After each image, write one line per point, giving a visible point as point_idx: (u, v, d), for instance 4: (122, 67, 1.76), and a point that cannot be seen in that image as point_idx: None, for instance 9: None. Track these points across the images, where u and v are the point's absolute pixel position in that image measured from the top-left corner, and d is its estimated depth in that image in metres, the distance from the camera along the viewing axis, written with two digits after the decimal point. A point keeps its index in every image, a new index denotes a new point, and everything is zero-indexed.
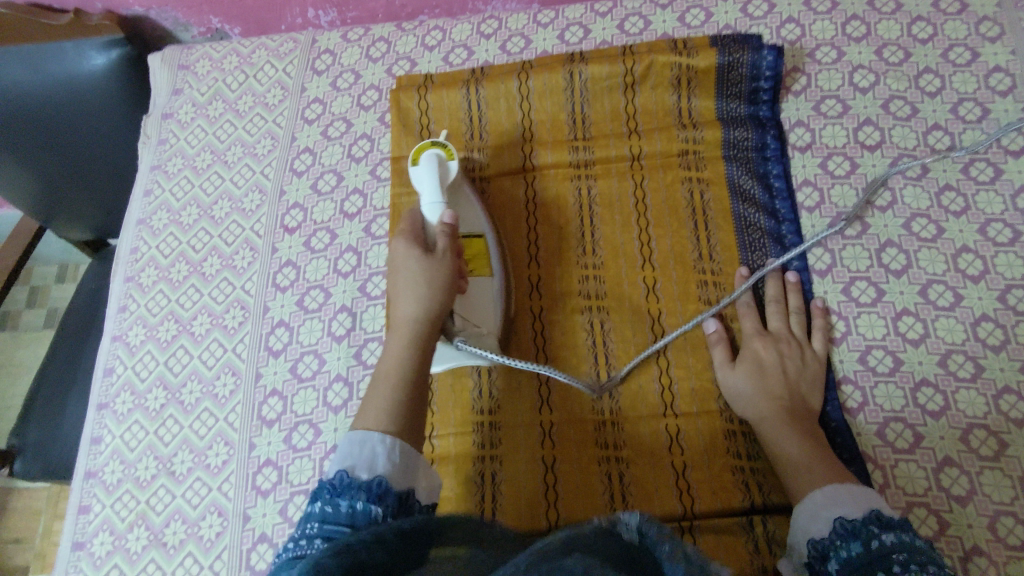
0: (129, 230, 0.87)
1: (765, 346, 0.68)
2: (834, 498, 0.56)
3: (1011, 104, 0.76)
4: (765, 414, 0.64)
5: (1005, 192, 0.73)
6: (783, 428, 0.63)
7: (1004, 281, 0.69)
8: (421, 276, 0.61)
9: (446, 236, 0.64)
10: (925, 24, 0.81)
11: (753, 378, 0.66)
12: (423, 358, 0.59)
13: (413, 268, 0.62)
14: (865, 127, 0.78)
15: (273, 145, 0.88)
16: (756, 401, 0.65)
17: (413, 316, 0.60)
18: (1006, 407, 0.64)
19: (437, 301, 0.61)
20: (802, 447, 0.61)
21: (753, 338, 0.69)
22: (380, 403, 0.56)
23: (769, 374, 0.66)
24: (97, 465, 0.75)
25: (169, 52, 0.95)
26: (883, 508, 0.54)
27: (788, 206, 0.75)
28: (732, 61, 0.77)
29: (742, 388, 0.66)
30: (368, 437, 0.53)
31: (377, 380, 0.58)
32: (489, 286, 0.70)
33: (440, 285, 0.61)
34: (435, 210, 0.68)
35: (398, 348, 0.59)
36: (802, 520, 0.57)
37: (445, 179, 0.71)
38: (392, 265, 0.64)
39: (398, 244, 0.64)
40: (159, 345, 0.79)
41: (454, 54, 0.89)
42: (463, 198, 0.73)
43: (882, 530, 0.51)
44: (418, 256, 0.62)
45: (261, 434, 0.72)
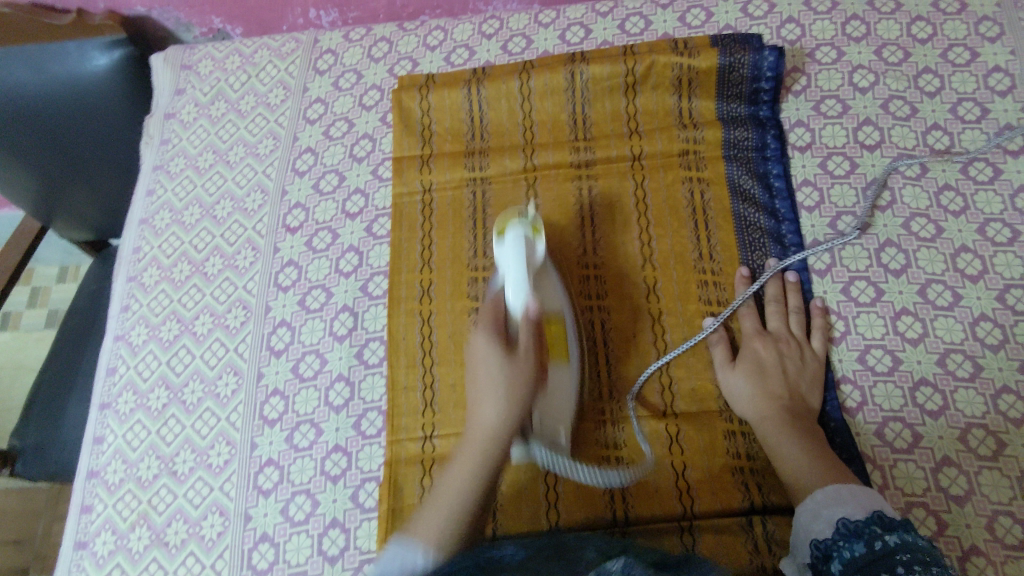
0: (131, 230, 0.88)
1: (764, 346, 0.68)
2: (837, 498, 0.56)
3: (1010, 104, 0.76)
4: (764, 415, 0.64)
5: (1003, 192, 0.73)
6: (783, 427, 0.63)
7: (1002, 280, 0.69)
8: (500, 382, 0.57)
9: (529, 333, 0.59)
10: (924, 24, 0.82)
11: (752, 378, 0.66)
12: (492, 476, 0.55)
13: (494, 372, 0.58)
14: (865, 127, 0.78)
15: (274, 146, 0.88)
16: (756, 401, 0.65)
17: (492, 428, 0.56)
18: (1004, 407, 0.65)
19: (516, 413, 0.57)
20: (802, 445, 0.62)
21: (752, 339, 0.69)
22: (434, 528, 0.52)
23: (768, 373, 0.67)
24: (99, 465, 0.75)
25: (171, 52, 0.96)
26: (886, 510, 0.54)
27: (788, 206, 0.75)
28: (733, 62, 0.78)
29: (741, 387, 0.67)
30: (409, 552, 0.51)
31: (440, 495, 0.55)
32: (565, 377, 0.65)
33: (520, 393, 0.57)
34: (519, 296, 0.61)
35: (467, 465, 0.55)
36: (805, 521, 0.57)
37: (532, 261, 0.65)
38: (471, 359, 0.60)
39: (477, 338, 0.60)
40: (161, 345, 0.79)
41: (455, 54, 0.89)
42: (547, 275, 0.68)
43: (885, 531, 0.50)
44: (499, 357, 0.58)
45: (263, 434, 0.73)
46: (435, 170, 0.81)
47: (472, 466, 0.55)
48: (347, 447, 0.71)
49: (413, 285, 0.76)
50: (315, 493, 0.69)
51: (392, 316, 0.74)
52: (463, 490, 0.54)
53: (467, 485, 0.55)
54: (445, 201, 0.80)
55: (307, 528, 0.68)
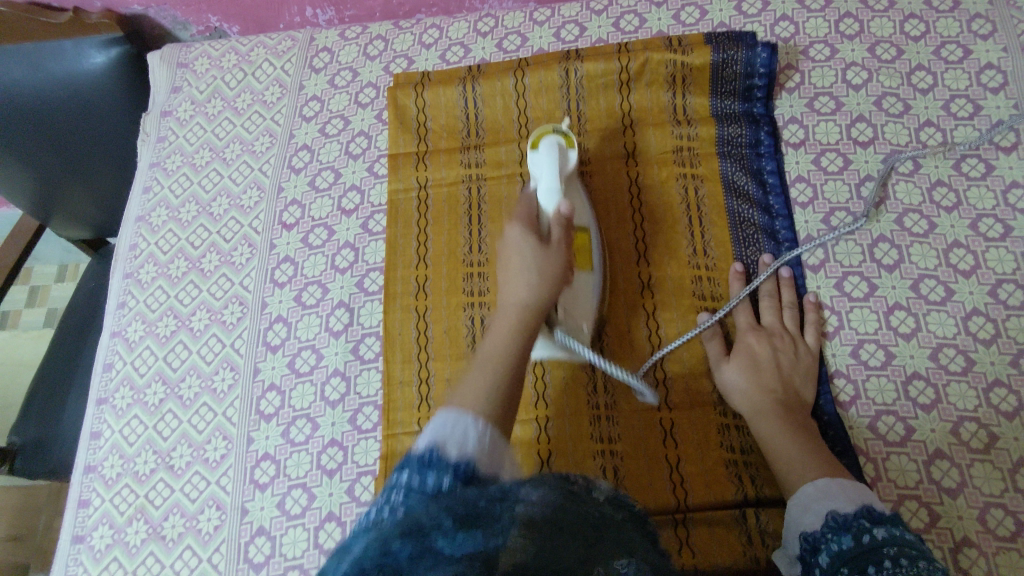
0: (128, 227, 0.88)
1: (757, 341, 0.69)
2: (826, 491, 0.56)
3: (1002, 101, 0.77)
4: (757, 408, 0.65)
5: (995, 188, 0.73)
6: (778, 421, 0.63)
7: (994, 275, 0.70)
8: (534, 263, 0.58)
9: (561, 227, 0.62)
10: (917, 22, 0.82)
11: (747, 371, 0.67)
12: (529, 344, 0.55)
13: (526, 253, 0.59)
14: (858, 124, 0.78)
15: (270, 143, 0.88)
16: (750, 394, 0.66)
17: (527, 301, 0.56)
18: (996, 401, 0.65)
19: (549, 289, 0.57)
20: (796, 438, 0.62)
21: (745, 334, 0.70)
22: (478, 390, 0.50)
23: (762, 367, 0.67)
24: (96, 460, 0.75)
25: (168, 51, 0.96)
26: (874, 504, 0.54)
27: (782, 202, 0.76)
28: (726, 58, 0.78)
29: (735, 380, 0.67)
30: (462, 418, 0.46)
31: (481, 358, 0.53)
32: (588, 282, 0.68)
33: (552, 273, 0.58)
34: (551, 197, 0.66)
35: (504, 330, 0.55)
36: (798, 517, 0.57)
37: (563, 167, 0.70)
38: (504, 251, 0.60)
39: (510, 230, 0.61)
40: (158, 340, 0.80)
41: (450, 52, 0.90)
42: (575, 188, 0.72)
43: (873, 525, 0.52)
44: (533, 244, 0.59)
45: (259, 428, 0.73)
46: (431, 167, 0.81)
47: (509, 329, 0.55)
48: (343, 441, 0.71)
49: (409, 280, 0.76)
50: (311, 487, 0.70)
51: (388, 311, 0.75)
52: (504, 350, 0.53)
53: (503, 353, 0.53)
54: (441, 198, 0.80)
55: (303, 521, 0.68)
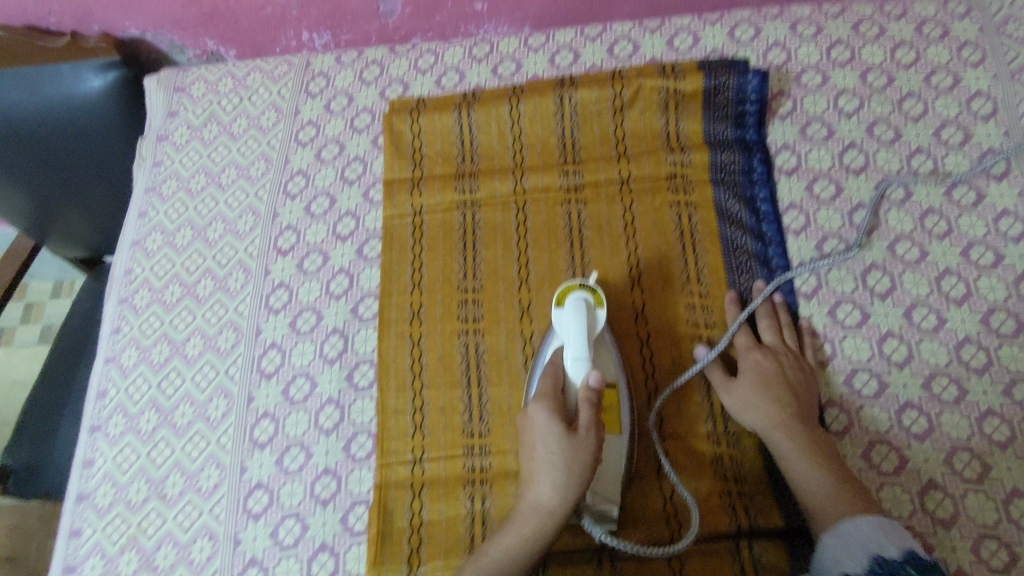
0: (123, 251, 0.88)
1: (764, 358, 0.68)
2: (859, 530, 0.55)
3: (992, 128, 0.77)
4: (775, 428, 0.64)
5: (986, 216, 0.74)
6: (799, 441, 0.62)
7: (986, 303, 0.70)
8: (558, 463, 0.59)
9: (589, 410, 0.61)
10: (907, 49, 0.83)
11: (758, 390, 0.66)
12: (541, 551, 0.59)
13: (551, 449, 0.60)
14: (850, 151, 0.79)
15: (266, 168, 0.89)
16: (763, 414, 0.65)
17: (547, 504, 0.59)
18: (989, 430, 0.65)
19: (572, 492, 0.59)
20: (820, 460, 0.61)
21: (751, 352, 0.69)
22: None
23: (774, 385, 0.66)
24: (89, 488, 0.75)
25: (166, 75, 0.97)
26: (918, 550, 0.52)
27: (774, 229, 0.76)
28: (718, 85, 0.79)
29: (748, 400, 0.66)
30: None
31: (492, 554, 0.59)
32: (618, 449, 0.64)
33: (577, 472, 0.59)
34: (580, 366, 0.63)
35: (518, 533, 0.59)
36: (837, 551, 0.55)
37: (592, 331, 0.66)
38: (530, 433, 0.62)
39: (536, 412, 0.62)
40: (152, 367, 0.80)
41: (446, 77, 0.90)
42: (604, 343, 0.68)
43: (922, 575, 0.49)
44: (558, 436, 0.60)
45: (252, 456, 0.73)
46: (426, 193, 0.81)
47: (523, 538, 0.59)
48: (337, 470, 0.71)
49: (404, 307, 0.76)
50: (305, 517, 0.69)
51: (383, 338, 0.75)
52: (512, 560, 0.59)
53: (511, 558, 0.58)
54: (435, 224, 0.80)
55: (296, 552, 0.68)
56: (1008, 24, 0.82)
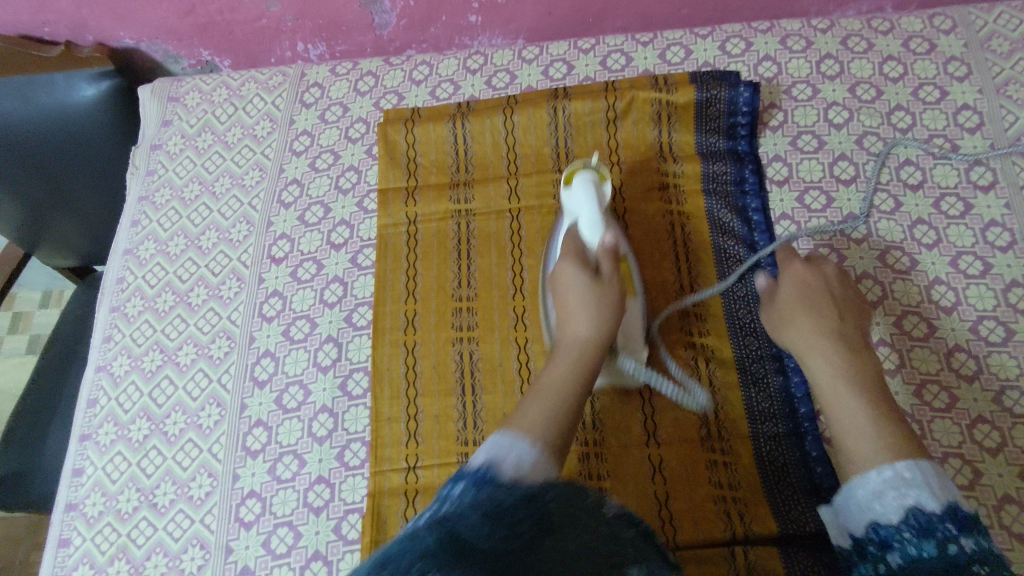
0: (116, 259, 0.88)
1: (808, 276, 0.66)
2: (898, 474, 0.50)
3: (979, 141, 0.79)
4: (812, 346, 0.61)
5: (974, 226, 0.75)
6: (835, 360, 0.59)
7: (975, 312, 0.71)
8: (590, 300, 0.61)
9: (609, 261, 0.64)
10: (895, 63, 0.85)
11: (802, 307, 0.63)
12: (590, 376, 0.59)
13: (583, 292, 0.62)
14: (840, 162, 0.80)
15: (261, 177, 0.89)
16: (808, 333, 0.61)
17: (588, 336, 0.60)
18: (979, 437, 0.66)
19: (609, 324, 0.61)
20: (858, 379, 0.57)
21: (794, 269, 0.67)
22: (538, 414, 0.53)
23: (817, 303, 0.63)
24: (77, 498, 0.74)
25: (159, 84, 0.97)
26: (961, 501, 0.49)
27: (766, 238, 0.77)
28: (710, 97, 0.81)
29: (791, 318, 0.64)
30: (517, 443, 0.48)
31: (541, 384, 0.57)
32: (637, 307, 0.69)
33: (611, 307, 0.62)
34: (596, 231, 0.65)
35: (565, 362, 0.59)
36: (863, 496, 0.52)
37: (602, 203, 0.67)
38: (559, 286, 0.64)
39: (563, 266, 0.64)
40: (143, 376, 0.79)
41: (441, 88, 0.91)
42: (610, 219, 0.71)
43: (959, 531, 0.46)
44: (587, 281, 0.62)
45: (245, 465, 0.72)
46: (420, 203, 0.82)
47: (570, 365, 0.58)
48: (330, 478, 0.71)
49: (398, 315, 0.76)
50: (298, 525, 0.69)
51: (377, 347, 0.75)
52: (565, 383, 0.57)
53: (566, 382, 0.57)
54: (430, 233, 0.80)
55: (289, 561, 0.67)
56: (992, 40, 0.84)
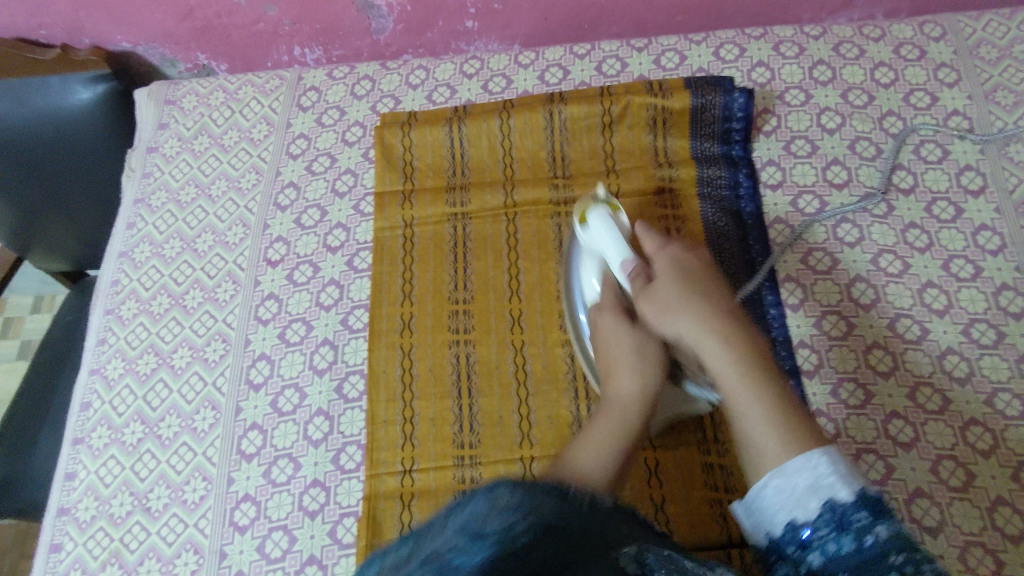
0: (110, 262, 0.87)
1: (685, 257, 0.63)
2: (815, 464, 0.48)
3: (969, 146, 0.80)
4: (701, 334, 0.57)
5: (965, 230, 0.76)
6: (729, 348, 0.55)
7: (967, 315, 0.72)
8: (633, 353, 0.62)
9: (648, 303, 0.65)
10: (886, 69, 0.86)
11: (683, 290, 0.60)
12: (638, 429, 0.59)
13: (626, 343, 0.63)
14: (833, 167, 0.81)
15: (257, 180, 0.89)
16: (699, 325, 0.57)
17: (635, 393, 0.61)
18: (972, 439, 0.66)
19: (652, 379, 0.61)
20: (754, 363, 0.54)
21: (669, 248, 0.63)
22: (591, 469, 0.55)
23: (697, 285, 0.60)
24: (70, 502, 0.73)
25: (156, 87, 0.97)
26: (868, 483, 0.47)
27: (761, 242, 0.77)
28: (705, 103, 0.81)
29: (672, 301, 0.59)
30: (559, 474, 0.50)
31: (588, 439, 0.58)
32: None
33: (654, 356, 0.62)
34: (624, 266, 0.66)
35: (615, 417, 0.60)
36: (781, 498, 0.48)
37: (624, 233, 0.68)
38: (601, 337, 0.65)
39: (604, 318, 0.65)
40: (137, 379, 0.79)
41: (437, 92, 0.91)
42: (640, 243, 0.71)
43: (873, 518, 0.44)
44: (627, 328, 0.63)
45: (240, 468, 0.72)
46: (417, 205, 0.82)
47: (619, 419, 0.59)
48: (326, 482, 0.70)
49: (394, 318, 0.76)
50: (292, 529, 0.68)
51: (373, 349, 0.75)
52: (614, 439, 0.58)
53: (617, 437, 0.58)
54: (426, 236, 0.81)
55: (283, 565, 0.67)
56: (981, 47, 0.85)
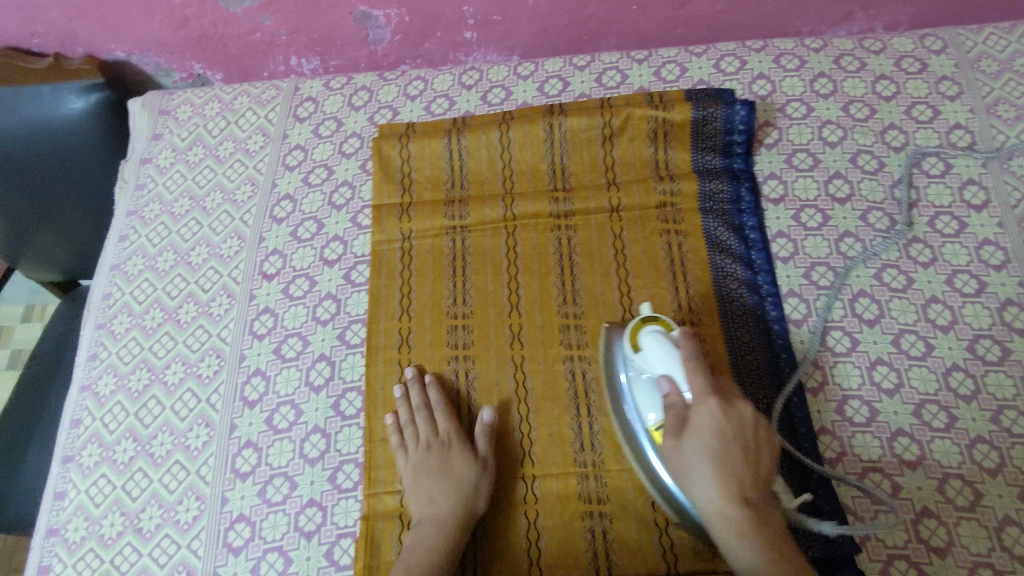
0: (103, 275, 0.86)
1: (726, 415, 0.57)
2: None
3: (971, 159, 0.79)
4: (726, 519, 0.54)
5: (969, 245, 0.75)
6: (750, 534, 0.53)
7: (972, 331, 0.71)
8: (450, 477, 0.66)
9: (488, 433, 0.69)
10: (887, 82, 0.85)
11: (713, 464, 0.56)
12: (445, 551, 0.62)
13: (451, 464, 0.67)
14: (835, 180, 0.80)
15: (252, 192, 0.87)
16: (722, 503, 0.55)
17: (443, 514, 0.64)
18: (979, 457, 0.65)
19: (461, 506, 0.65)
20: (770, 550, 0.53)
21: (707, 402, 0.58)
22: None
23: (730, 455, 0.56)
24: (59, 522, 0.72)
25: (150, 97, 0.96)
26: None
27: (764, 257, 0.76)
28: (706, 116, 0.80)
29: (701, 476, 0.56)
30: None
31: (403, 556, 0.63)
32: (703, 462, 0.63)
33: (470, 485, 0.66)
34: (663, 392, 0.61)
35: (425, 537, 0.63)
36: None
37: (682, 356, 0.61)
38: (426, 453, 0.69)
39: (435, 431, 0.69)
40: (130, 395, 0.77)
41: (435, 104, 0.90)
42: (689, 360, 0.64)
43: None
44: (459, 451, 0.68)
45: (234, 488, 0.70)
46: (415, 218, 0.81)
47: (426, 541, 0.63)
48: (322, 501, 0.69)
49: (392, 333, 0.75)
50: (288, 551, 0.67)
51: (371, 365, 0.74)
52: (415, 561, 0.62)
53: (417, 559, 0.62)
54: (424, 249, 0.79)
55: None
56: (982, 60, 0.85)
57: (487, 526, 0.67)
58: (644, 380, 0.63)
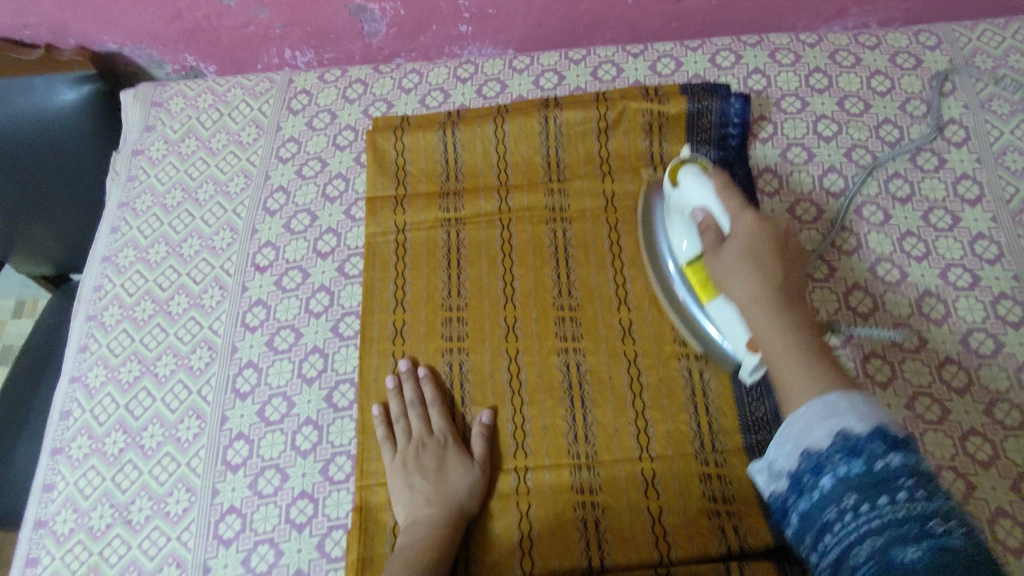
0: (93, 267, 0.85)
1: (761, 222, 0.59)
2: (832, 409, 0.46)
3: (965, 154, 0.80)
4: (756, 304, 0.55)
5: (962, 239, 0.75)
6: (780, 317, 0.54)
7: (965, 324, 0.71)
8: (439, 478, 0.66)
9: (484, 438, 0.68)
10: (882, 78, 0.85)
11: (750, 264, 0.56)
12: (434, 550, 0.61)
13: (441, 466, 0.67)
14: (830, 175, 0.80)
15: (245, 184, 0.87)
16: (751, 290, 0.56)
17: (431, 515, 0.64)
18: (972, 449, 0.65)
19: (450, 509, 0.64)
20: (795, 325, 0.53)
21: (744, 215, 0.60)
22: None
23: (765, 255, 0.57)
24: (47, 515, 0.71)
25: (142, 90, 0.95)
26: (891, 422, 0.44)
27: None
28: (701, 108, 0.81)
29: (736, 276, 0.57)
30: None
31: (392, 556, 0.62)
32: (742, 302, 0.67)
33: (460, 487, 0.65)
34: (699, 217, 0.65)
35: (414, 536, 0.62)
36: (799, 429, 0.47)
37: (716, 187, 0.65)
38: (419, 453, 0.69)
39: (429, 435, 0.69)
40: (120, 387, 0.76)
41: (430, 97, 0.90)
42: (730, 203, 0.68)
43: (889, 446, 0.42)
44: (452, 453, 0.67)
45: (225, 479, 0.70)
46: (409, 210, 0.80)
47: (416, 539, 0.62)
48: (314, 493, 0.68)
49: (386, 324, 0.74)
50: (279, 542, 0.66)
51: (365, 356, 0.73)
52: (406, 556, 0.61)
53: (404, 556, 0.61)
54: (419, 241, 0.79)
55: None
56: (976, 56, 0.85)
57: (478, 527, 0.66)
58: (682, 230, 0.67)
